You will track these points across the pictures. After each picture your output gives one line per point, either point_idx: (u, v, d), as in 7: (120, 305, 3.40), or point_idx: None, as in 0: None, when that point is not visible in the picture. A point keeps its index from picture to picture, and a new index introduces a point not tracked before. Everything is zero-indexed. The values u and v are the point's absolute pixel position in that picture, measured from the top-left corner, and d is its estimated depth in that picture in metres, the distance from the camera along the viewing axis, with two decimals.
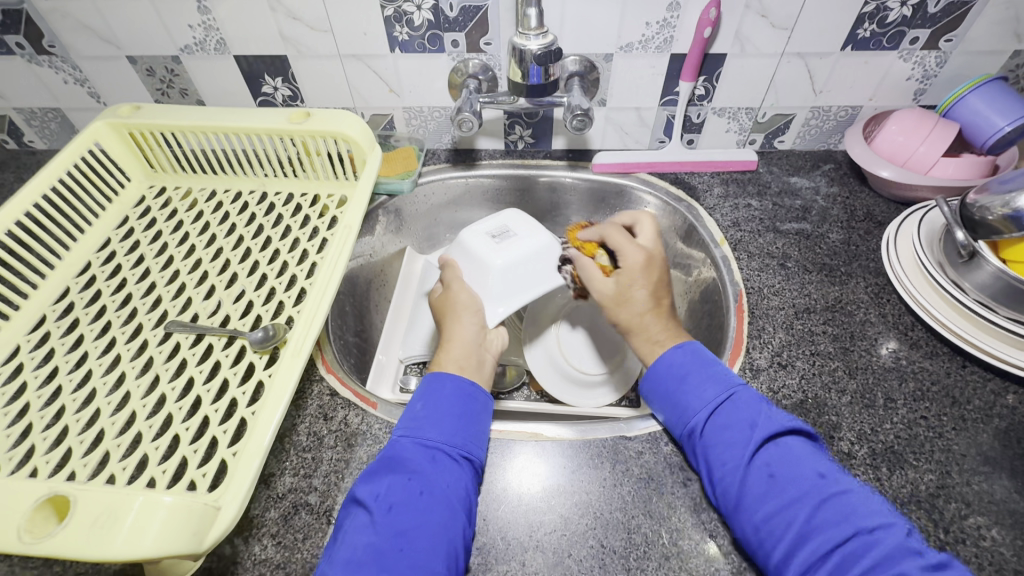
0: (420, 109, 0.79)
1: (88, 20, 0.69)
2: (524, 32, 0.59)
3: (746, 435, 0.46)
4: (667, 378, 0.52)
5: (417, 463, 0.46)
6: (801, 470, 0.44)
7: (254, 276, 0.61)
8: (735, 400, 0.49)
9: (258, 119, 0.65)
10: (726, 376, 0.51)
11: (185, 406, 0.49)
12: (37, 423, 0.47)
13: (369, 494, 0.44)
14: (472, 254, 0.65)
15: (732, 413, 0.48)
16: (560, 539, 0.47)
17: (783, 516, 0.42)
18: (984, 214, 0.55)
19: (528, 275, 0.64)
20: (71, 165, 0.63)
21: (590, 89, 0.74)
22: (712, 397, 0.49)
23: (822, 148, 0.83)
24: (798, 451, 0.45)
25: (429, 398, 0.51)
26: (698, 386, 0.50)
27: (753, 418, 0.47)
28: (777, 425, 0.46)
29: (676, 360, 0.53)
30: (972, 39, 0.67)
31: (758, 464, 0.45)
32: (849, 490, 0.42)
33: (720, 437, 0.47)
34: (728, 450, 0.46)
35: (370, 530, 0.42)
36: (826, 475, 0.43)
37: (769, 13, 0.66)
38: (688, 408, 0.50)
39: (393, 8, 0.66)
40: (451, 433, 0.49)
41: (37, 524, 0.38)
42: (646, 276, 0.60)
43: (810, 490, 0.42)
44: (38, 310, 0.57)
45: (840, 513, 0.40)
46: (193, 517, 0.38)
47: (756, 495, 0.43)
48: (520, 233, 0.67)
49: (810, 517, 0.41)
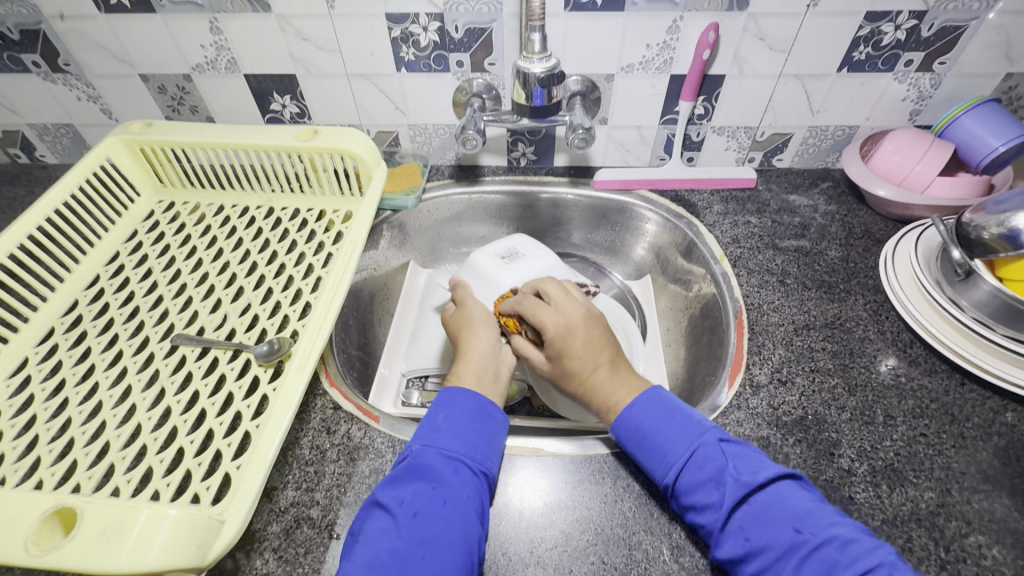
0: (425, 126, 0.80)
1: (103, 40, 0.71)
2: (528, 56, 0.60)
3: (714, 497, 0.44)
4: (629, 441, 0.50)
5: (441, 473, 0.46)
6: (776, 532, 0.42)
7: (260, 290, 0.62)
8: (699, 459, 0.47)
9: (267, 136, 0.67)
10: (692, 429, 0.49)
11: (190, 419, 0.49)
12: (43, 435, 0.48)
13: (393, 499, 0.44)
14: (484, 272, 0.69)
15: (699, 473, 0.46)
16: (561, 555, 0.47)
17: (768, 575, 0.41)
18: (979, 233, 0.56)
19: None
20: (82, 180, 0.64)
21: (591, 108, 0.76)
22: (678, 456, 0.47)
23: (820, 166, 0.84)
24: (770, 506, 0.43)
25: (452, 410, 0.52)
26: (661, 446, 0.49)
27: (720, 476, 0.45)
28: (744, 484, 0.44)
29: (636, 420, 0.51)
30: (965, 62, 0.69)
31: (731, 528, 0.43)
32: (826, 540, 0.40)
33: (690, 500, 0.45)
34: (700, 514, 0.45)
35: (394, 534, 0.42)
36: (803, 529, 0.41)
37: (765, 36, 0.67)
38: (656, 470, 0.48)
39: (400, 30, 0.68)
40: (471, 446, 0.49)
41: (44, 536, 0.38)
42: (585, 333, 0.58)
43: (786, 549, 0.41)
44: (47, 323, 0.57)
45: (821, 569, 0.39)
46: (198, 530, 0.38)
47: (737, 550, 0.42)
48: (529, 253, 0.72)
49: (795, 573, 0.40)
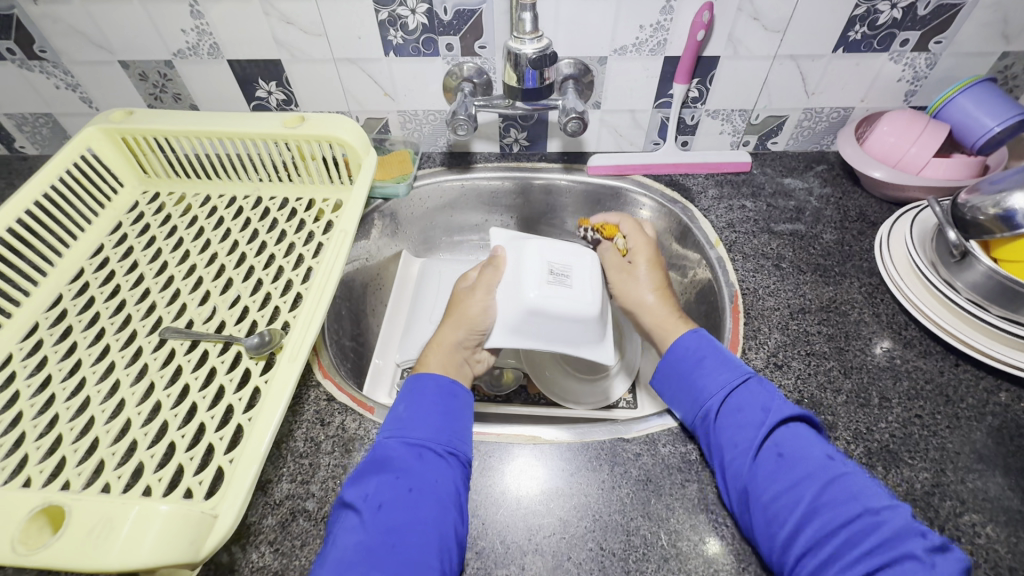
0: (415, 112, 0.79)
1: (80, 26, 0.68)
2: (519, 37, 0.59)
3: (760, 418, 0.47)
4: (685, 360, 0.54)
5: (403, 462, 0.46)
6: (811, 452, 0.45)
7: (250, 281, 0.61)
8: (750, 386, 0.50)
9: (252, 124, 0.65)
10: (739, 363, 0.52)
11: (181, 413, 0.48)
12: (30, 432, 0.47)
13: (358, 496, 0.44)
14: (519, 274, 0.63)
15: (748, 397, 0.49)
16: (559, 542, 0.47)
17: (792, 493, 0.43)
18: (975, 214, 0.56)
19: (554, 325, 0.62)
20: (63, 171, 0.62)
21: (584, 92, 0.75)
22: (734, 379, 0.50)
23: (815, 149, 0.84)
24: (809, 434, 0.46)
25: (413, 399, 0.51)
26: (713, 370, 0.51)
27: (767, 403, 0.48)
28: (791, 410, 0.47)
29: (691, 345, 0.54)
30: (961, 41, 0.68)
31: (767, 445, 0.46)
32: (850, 472, 0.43)
33: (734, 421, 0.48)
34: (740, 433, 0.47)
35: (360, 529, 0.42)
36: (835, 458, 0.44)
37: (761, 16, 0.66)
38: (703, 394, 0.50)
39: (387, 12, 0.66)
40: (436, 429, 0.48)
41: (31, 534, 0.37)
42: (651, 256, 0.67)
43: (819, 470, 0.43)
44: (30, 318, 0.56)
45: (847, 492, 0.42)
46: (190, 526, 0.38)
47: (773, 464, 0.45)
48: (578, 286, 0.64)
49: (818, 495, 0.42)
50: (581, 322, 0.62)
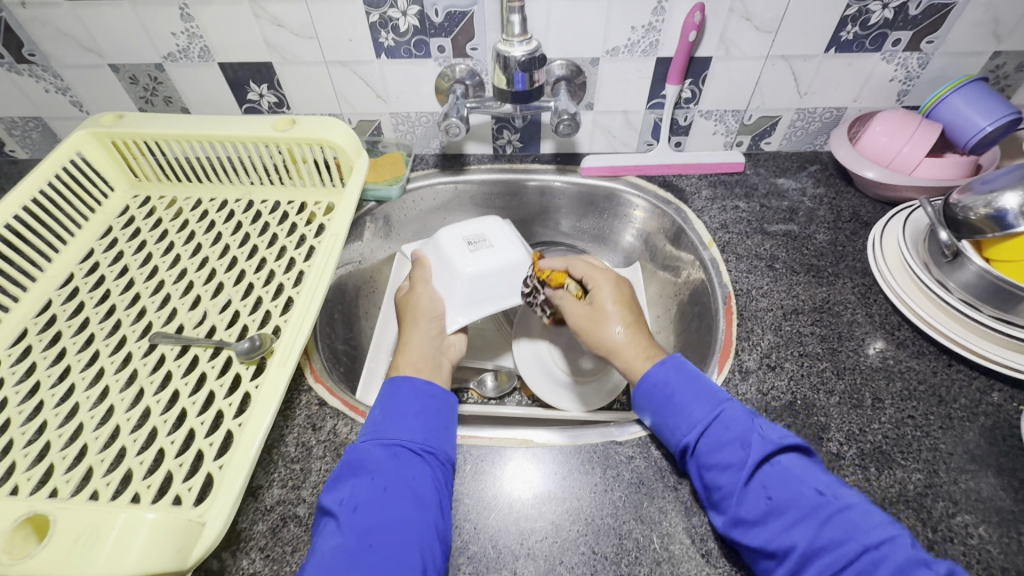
0: (408, 114, 0.78)
1: (69, 29, 0.68)
2: (508, 39, 0.59)
3: (741, 457, 0.45)
4: (655, 397, 0.52)
5: (379, 463, 0.45)
6: (800, 491, 0.43)
7: (241, 285, 0.60)
8: (726, 418, 0.48)
9: (243, 127, 0.65)
10: (714, 393, 0.51)
11: (170, 419, 0.48)
12: (18, 439, 0.46)
13: (335, 500, 0.43)
14: (445, 257, 0.68)
15: (723, 433, 0.47)
16: (552, 546, 0.47)
17: (785, 536, 0.42)
18: (967, 214, 0.55)
19: (494, 286, 0.68)
20: (53, 175, 0.62)
21: (577, 93, 0.74)
22: (703, 417, 0.49)
23: (808, 149, 0.84)
24: (795, 468, 0.45)
25: (388, 402, 0.51)
26: (685, 405, 0.50)
27: (747, 437, 0.46)
28: (772, 444, 0.46)
29: (660, 379, 0.52)
30: (953, 41, 0.68)
31: (754, 486, 0.45)
32: (850, 505, 0.42)
33: (714, 460, 0.46)
34: (722, 474, 0.45)
35: (337, 533, 0.41)
36: (826, 492, 0.43)
37: (753, 16, 0.66)
38: (678, 431, 0.49)
39: (378, 14, 0.66)
40: (412, 429, 0.48)
41: (17, 544, 0.37)
42: (616, 296, 0.63)
43: (811, 508, 0.42)
44: (19, 324, 0.56)
45: (843, 530, 0.40)
46: (177, 533, 0.38)
47: (762, 505, 0.44)
48: (496, 242, 0.70)
49: (814, 536, 0.41)
50: (512, 270, 0.69)
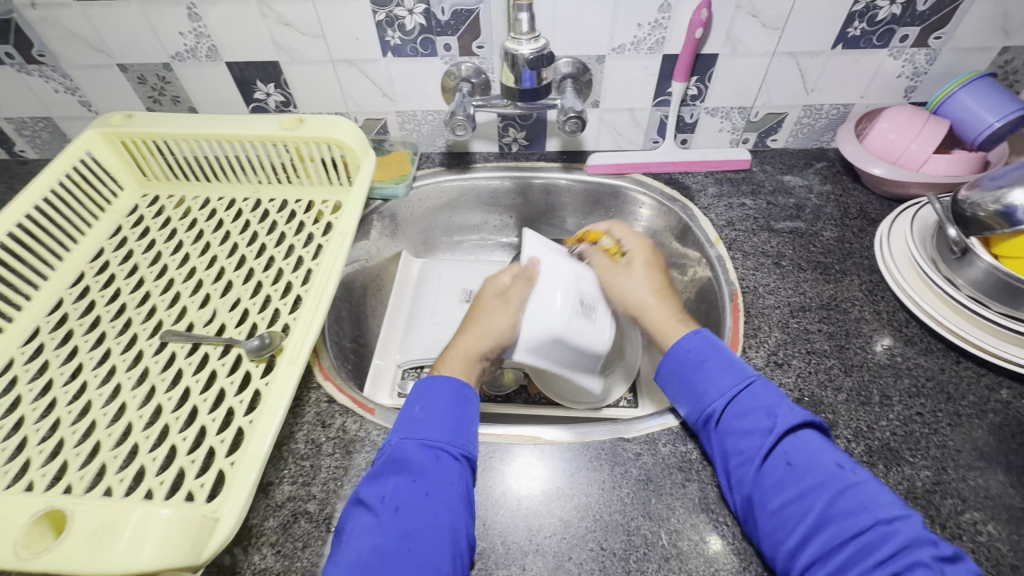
0: (414, 113, 0.79)
1: (78, 29, 0.68)
2: (515, 37, 0.59)
3: (767, 425, 0.47)
4: (685, 362, 0.53)
5: (422, 465, 0.46)
6: (820, 461, 0.44)
7: (250, 283, 0.61)
8: (754, 389, 0.50)
9: (251, 127, 0.65)
10: (743, 366, 0.52)
11: (182, 416, 0.49)
12: (33, 436, 0.47)
13: (374, 496, 0.44)
14: (556, 295, 0.64)
15: (751, 402, 0.49)
16: (561, 543, 0.47)
17: (801, 503, 0.43)
18: (975, 211, 0.55)
19: (572, 354, 0.64)
20: (63, 175, 0.62)
21: (583, 91, 0.75)
22: (735, 384, 0.50)
23: (815, 146, 0.84)
24: (817, 442, 0.46)
25: (428, 401, 0.51)
26: (716, 373, 0.51)
27: (774, 408, 0.48)
28: (798, 417, 0.47)
29: (691, 347, 0.54)
30: (961, 37, 0.68)
31: (775, 453, 0.46)
32: (865, 481, 0.43)
33: (738, 426, 0.48)
34: (746, 440, 0.47)
35: (375, 530, 0.42)
36: (846, 467, 0.44)
37: (760, 13, 0.66)
38: (706, 398, 0.50)
39: (384, 13, 0.66)
40: (452, 432, 0.49)
41: (34, 539, 0.37)
42: (649, 260, 0.66)
43: (830, 480, 0.43)
44: (32, 323, 0.56)
45: (858, 502, 0.41)
46: (191, 530, 0.38)
47: (782, 473, 0.45)
48: (601, 319, 0.66)
49: (827, 507, 0.42)
50: (593, 355, 0.65)
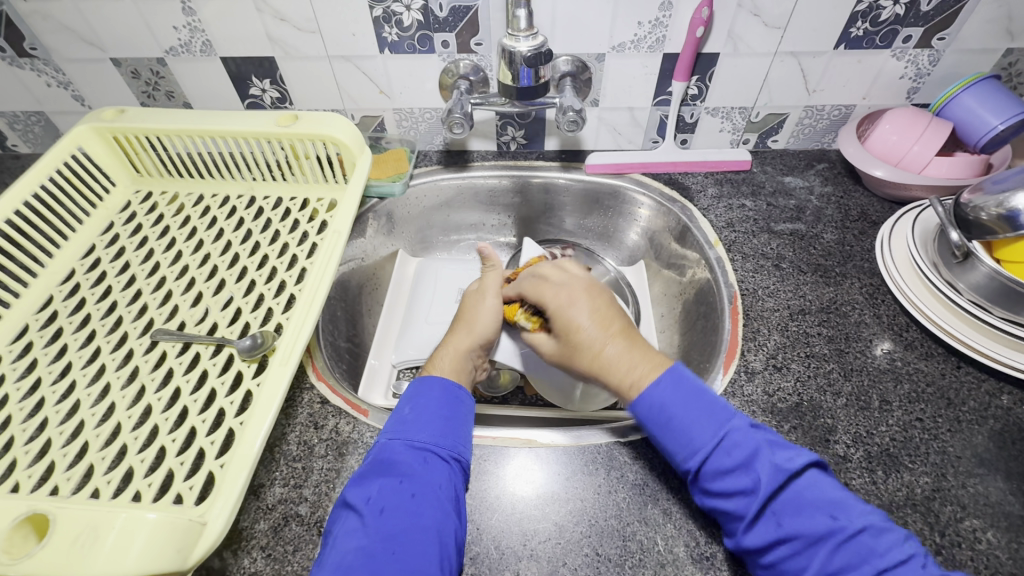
0: (411, 110, 0.78)
1: (71, 23, 0.67)
2: (513, 34, 0.58)
3: (748, 487, 0.41)
4: (651, 419, 0.47)
5: (408, 466, 0.45)
6: (811, 519, 0.40)
7: (243, 282, 0.60)
8: (730, 442, 0.43)
9: (245, 123, 0.64)
10: (719, 410, 0.45)
11: (172, 416, 0.48)
12: (19, 436, 0.46)
13: (359, 498, 0.43)
14: None
15: (728, 459, 0.43)
16: (555, 548, 0.46)
17: (797, 559, 0.39)
18: (978, 214, 0.55)
19: (550, 369, 0.69)
20: (54, 170, 0.62)
21: (582, 89, 0.74)
22: (707, 441, 0.44)
23: (815, 147, 0.83)
24: (807, 492, 0.41)
25: (418, 402, 0.50)
26: (686, 430, 0.45)
27: (754, 462, 0.42)
28: (781, 470, 0.41)
29: (657, 399, 0.47)
30: (964, 38, 0.67)
31: (762, 512, 0.41)
32: (863, 528, 0.39)
33: (718, 488, 0.43)
34: (727, 501, 0.42)
35: (361, 533, 0.40)
36: (840, 516, 0.40)
37: (761, 12, 0.65)
38: (679, 457, 0.45)
39: (381, 8, 0.65)
40: (441, 434, 0.48)
41: (16, 543, 0.37)
42: (588, 299, 0.57)
43: (823, 534, 0.39)
44: (21, 320, 0.55)
45: (857, 555, 0.38)
46: (178, 534, 0.37)
47: (771, 531, 0.41)
48: None
49: (827, 562, 0.38)
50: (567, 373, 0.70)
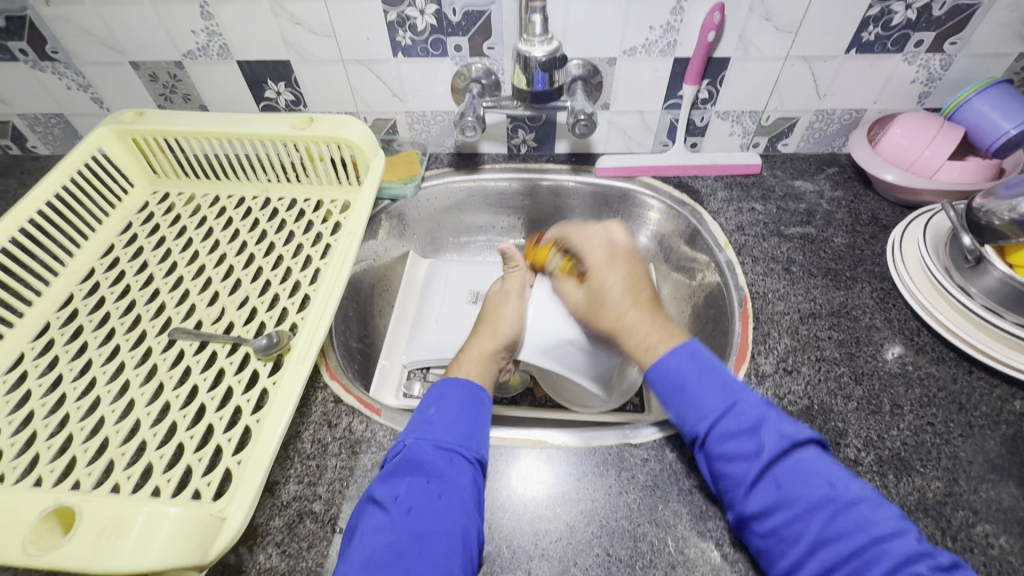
0: (423, 113, 0.79)
1: (91, 28, 0.69)
2: (529, 39, 0.59)
3: (754, 452, 0.44)
4: (666, 384, 0.50)
5: (435, 466, 0.45)
6: (812, 485, 0.42)
7: (258, 282, 0.61)
8: (740, 410, 0.46)
9: (261, 125, 0.65)
10: (730, 381, 0.49)
11: (190, 414, 0.49)
12: (42, 431, 0.47)
13: (386, 495, 0.43)
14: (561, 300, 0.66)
15: (736, 424, 0.45)
16: (566, 548, 0.47)
17: (796, 527, 0.41)
18: (990, 219, 0.55)
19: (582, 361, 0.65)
20: (75, 171, 0.63)
21: (593, 93, 0.74)
22: (718, 407, 0.47)
23: (826, 151, 0.83)
24: (811, 463, 0.43)
25: (442, 402, 0.51)
26: (698, 395, 0.48)
27: (759, 429, 0.45)
28: (789, 441, 0.44)
29: (672, 366, 0.50)
30: (977, 42, 0.67)
31: (764, 479, 0.43)
32: (862, 499, 0.41)
33: (723, 450, 0.45)
34: (731, 464, 0.44)
35: (387, 530, 0.41)
36: (838, 485, 0.42)
37: (772, 16, 0.65)
38: (690, 421, 0.48)
39: (396, 13, 0.66)
40: (463, 435, 0.49)
41: (42, 535, 0.37)
42: (618, 270, 0.62)
43: (822, 501, 0.41)
44: (42, 318, 0.56)
45: (853, 523, 0.40)
46: (198, 528, 0.38)
47: (771, 496, 0.42)
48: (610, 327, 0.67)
49: (824, 527, 0.40)
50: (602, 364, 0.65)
